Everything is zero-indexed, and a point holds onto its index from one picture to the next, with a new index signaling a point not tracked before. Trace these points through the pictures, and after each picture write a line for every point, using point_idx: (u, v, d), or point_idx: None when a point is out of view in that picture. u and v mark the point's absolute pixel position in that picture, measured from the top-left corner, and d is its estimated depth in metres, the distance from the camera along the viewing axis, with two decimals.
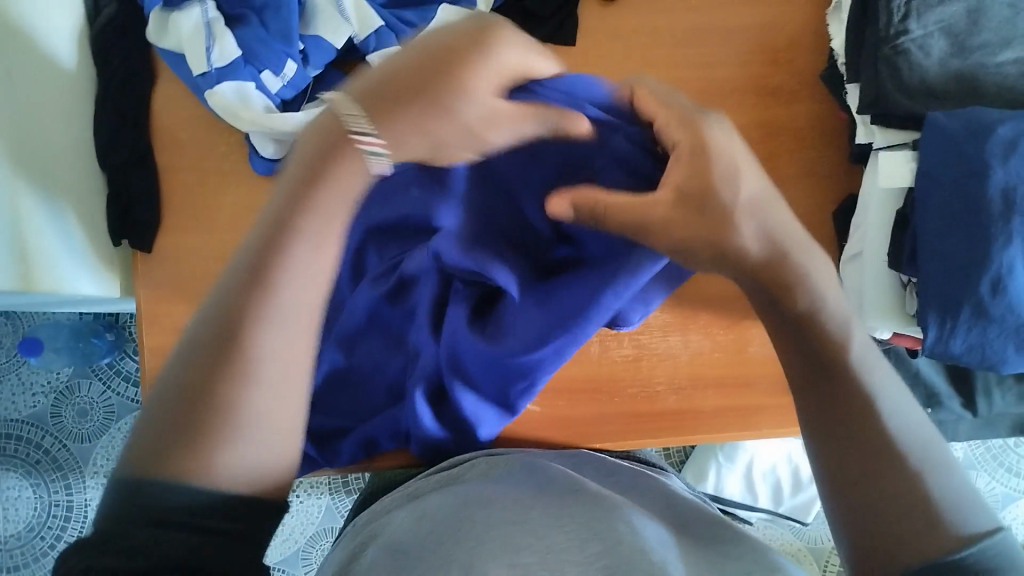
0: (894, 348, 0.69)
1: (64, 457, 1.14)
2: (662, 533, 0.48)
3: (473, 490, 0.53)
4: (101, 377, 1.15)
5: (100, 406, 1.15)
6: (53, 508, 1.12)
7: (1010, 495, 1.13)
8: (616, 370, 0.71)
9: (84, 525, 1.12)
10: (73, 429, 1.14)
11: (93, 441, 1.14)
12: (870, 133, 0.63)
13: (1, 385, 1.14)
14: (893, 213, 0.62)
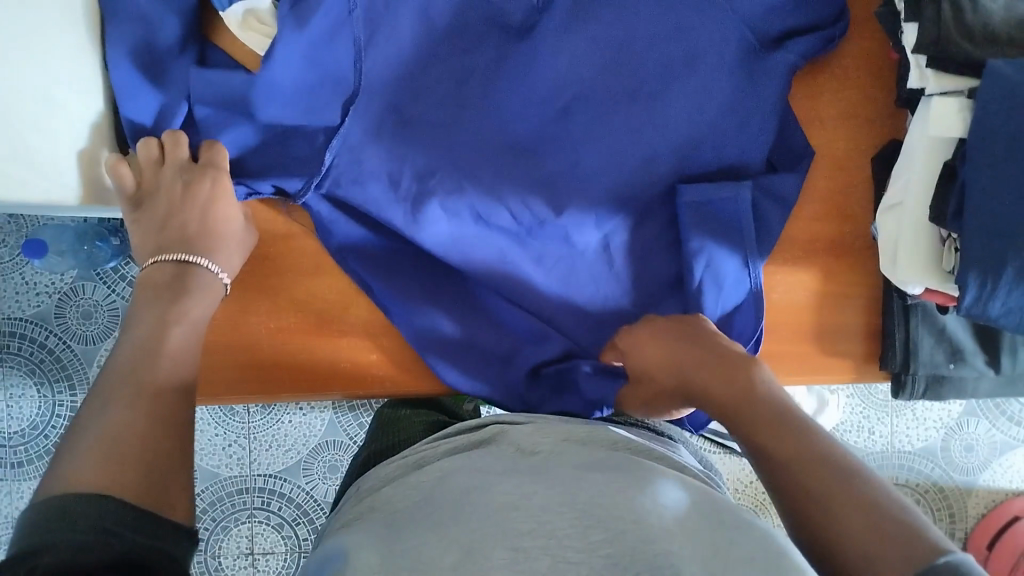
0: (921, 303, 0.67)
1: (67, 357, 1.21)
2: (691, 512, 0.44)
3: (473, 468, 0.50)
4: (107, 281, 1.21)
5: (104, 310, 1.21)
6: (57, 407, 1.20)
7: (1009, 443, 1.14)
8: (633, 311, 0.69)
9: None
10: (75, 329, 1.21)
11: (94, 344, 1.20)
12: (925, 78, 0.59)
13: (6, 283, 1.20)
14: (940, 163, 0.59)
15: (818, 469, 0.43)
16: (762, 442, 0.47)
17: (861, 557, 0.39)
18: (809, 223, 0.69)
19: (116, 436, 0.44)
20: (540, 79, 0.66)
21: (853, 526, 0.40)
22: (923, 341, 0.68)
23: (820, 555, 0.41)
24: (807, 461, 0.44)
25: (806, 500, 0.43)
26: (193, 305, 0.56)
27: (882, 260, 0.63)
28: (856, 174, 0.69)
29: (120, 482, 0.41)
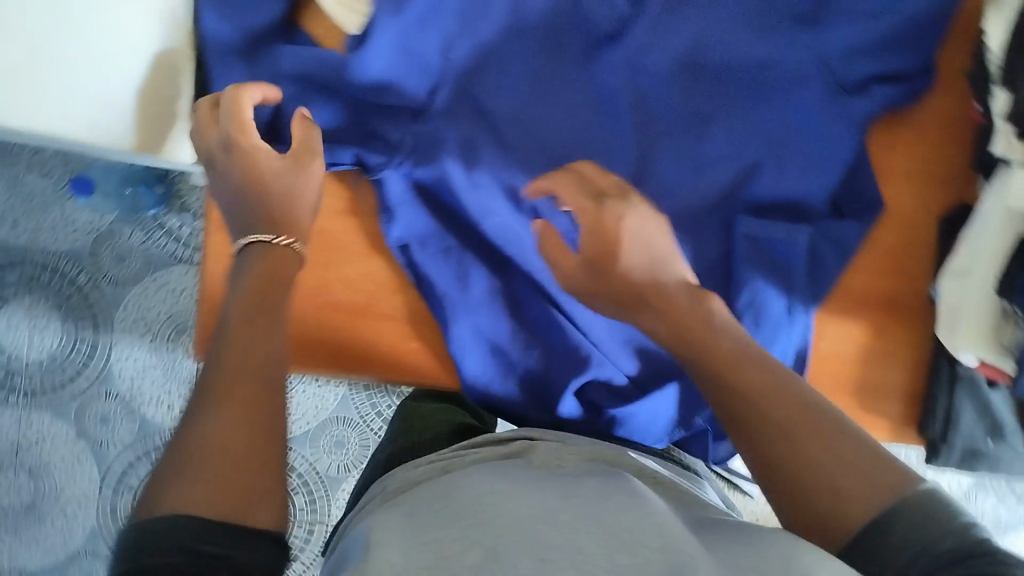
0: (971, 376, 0.66)
1: (95, 296, 1.27)
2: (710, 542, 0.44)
3: (493, 476, 0.50)
4: (145, 227, 1.28)
5: (136, 255, 1.27)
6: (78, 344, 1.26)
7: (1013, 522, 1.11)
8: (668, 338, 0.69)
9: (105, 365, 1.27)
10: (106, 271, 1.27)
11: (122, 287, 1.26)
12: (1010, 147, 0.57)
13: (47, 215, 1.27)
14: (1014, 237, 0.57)
15: (807, 411, 0.45)
16: (726, 370, 0.48)
17: (826, 491, 0.43)
18: (867, 275, 0.67)
19: (207, 443, 0.44)
20: (615, 91, 0.65)
21: (825, 454, 0.44)
22: (965, 413, 0.68)
23: (777, 455, 0.44)
24: (759, 393, 0.46)
25: (799, 427, 0.45)
26: (302, 279, 0.55)
27: (939, 324, 0.62)
28: (921, 233, 0.67)
29: (211, 498, 0.42)
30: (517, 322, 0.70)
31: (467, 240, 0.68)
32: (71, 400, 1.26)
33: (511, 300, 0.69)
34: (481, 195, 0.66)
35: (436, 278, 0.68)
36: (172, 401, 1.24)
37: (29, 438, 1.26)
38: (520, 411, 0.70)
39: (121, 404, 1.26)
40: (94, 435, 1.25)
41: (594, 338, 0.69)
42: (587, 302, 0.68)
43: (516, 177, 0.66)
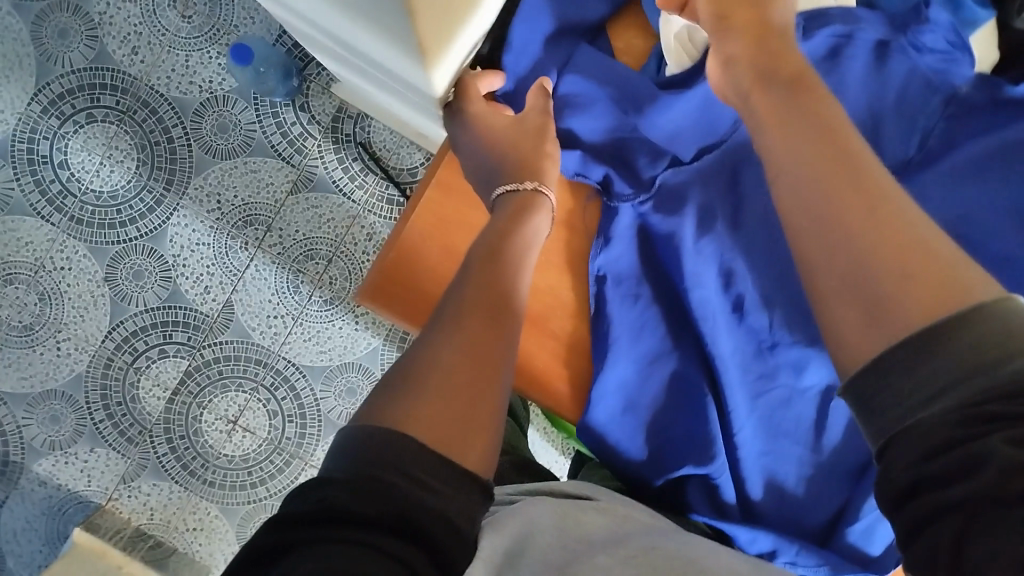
0: None
1: (182, 155, 1.20)
2: None
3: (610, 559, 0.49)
4: (259, 109, 1.20)
5: (240, 133, 1.21)
6: (144, 193, 1.20)
7: None
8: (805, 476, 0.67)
9: (161, 225, 1.20)
10: (205, 136, 1.21)
11: (215, 158, 1.21)
12: None
13: (169, 56, 1.20)
14: None
15: (865, 184, 0.42)
16: (847, 214, 0.41)
17: (880, 308, 0.39)
18: None
19: (437, 369, 0.44)
20: None
21: (917, 279, 0.38)
22: None
23: (870, 344, 0.38)
24: (861, 215, 0.41)
25: (888, 273, 0.39)
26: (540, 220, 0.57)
27: None
28: None
29: (438, 424, 0.41)
30: (669, 396, 0.67)
31: (656, 298, 0.66)
32: (112, 244, 1.20)
33: (679, 374, 0.66)
34: (694, 261, 0.64)
35: (611, 318, 0.65)
36: (219, 286, 1.21)
37: (54, 263, 1.19)
38: (634, 476, 0.68)
39: (160, 269, 1.20)
40: (124, 288, 1.20)
41: (738, 443, 0.66)
42: (747, 409, 0.66)
43: (738, 263, 0.65)
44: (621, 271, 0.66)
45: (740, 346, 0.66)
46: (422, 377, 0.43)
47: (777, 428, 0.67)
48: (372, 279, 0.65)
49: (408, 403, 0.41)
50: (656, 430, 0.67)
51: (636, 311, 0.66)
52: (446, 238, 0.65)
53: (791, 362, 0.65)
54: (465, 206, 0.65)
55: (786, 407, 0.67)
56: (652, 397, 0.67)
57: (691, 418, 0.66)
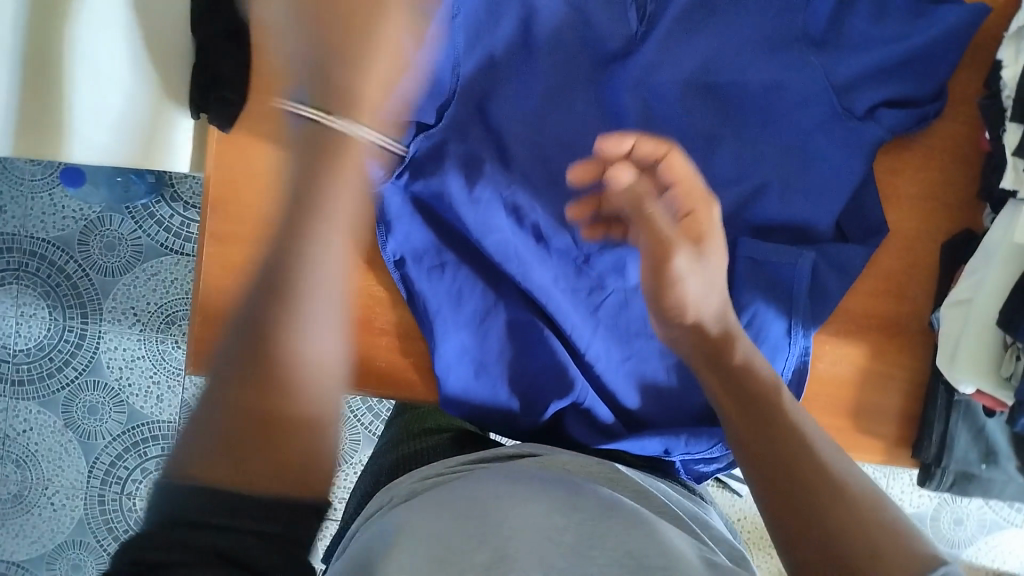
0: (967, 400, 0.66)
1: (85, 286, 1.17)
2: (703, 551, 0.44)
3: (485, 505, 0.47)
4: (135, 217, 1.16)
5: (128, 245, 1.17)
6: (66, 333, 1.17)
7: (999, 523, 1.14)
8: (675, 367, 0.66)
9: (93, 356, 1.17)
10: (97, 260, 1.17)
11: (115, 277, 1.17)
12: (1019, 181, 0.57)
13: (33, 201, 1.17)
14: (1016, 271, 0.58)
15: (784, 450, 0.47)
16: (841, 530, 0.42)
17: (840, 536, 0.42)
18: (865, 300, 0.67)
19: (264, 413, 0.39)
20: (624, 109, 0.65)
21: (876, 562, 0.40)
22: (959, 437, 0.67)
23: None
24: (844, 509, 0.43)
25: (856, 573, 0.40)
26: (333, 246, 0.43)
27: (938, 351, 0.62)
28: (925, 259, 0.67)
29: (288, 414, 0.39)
30: (515, 347, 0.67)
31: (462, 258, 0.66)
32: (57, 393, 1.17)
33: (513, 321, 0.67)
34: (485, 210, 0.64)
35: (424, 294, 0.65)
36: (169, 391, 1.17)
37: (17, 428, 1.18)
38: (514, 431, 0.68)
39: (110, 397, 1.17)
40: (84, 427, 1.17)
41: (590, 360, 0.67)
42: (589, 325, 0.66)
43: (518, 195, 0.65)
44: (416, 245, 0.66)
45: (557, 271, 0.66)
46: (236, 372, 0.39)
47: (623, 335, 0.67)
48: (190, 346, 0.65)
49: (209, 420, 0.38)
50: (513, 378, 0.67)
51: (448, 278, 0.66)
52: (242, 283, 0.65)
53: (607, 264, 0.66)
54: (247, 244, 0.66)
55: (623, 310, 0.66)
56: (498, 353, 0.67)
57: (535, 353, 0.67)
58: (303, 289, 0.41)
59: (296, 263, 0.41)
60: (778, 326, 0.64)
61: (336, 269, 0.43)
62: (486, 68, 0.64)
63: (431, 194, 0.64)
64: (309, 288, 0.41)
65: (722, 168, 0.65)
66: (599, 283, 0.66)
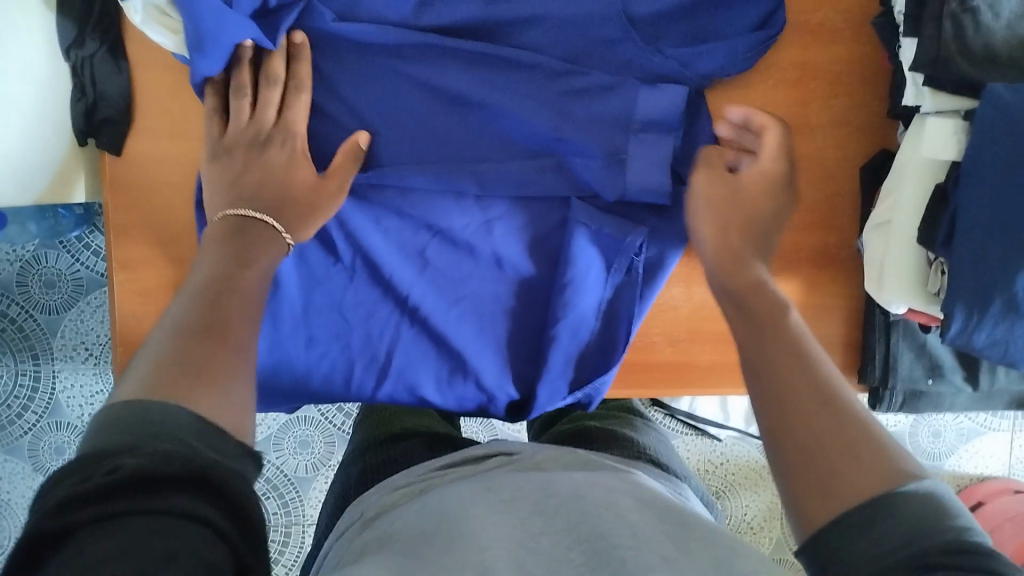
0: (904, 319, 0.66)
1: (32, 328, 1.14)
2: (661, 528, 0.43)
3: (452, 512, 0.45)
4: (70, 250, 1.13)
5: (68, 280, 1.14)
6: (20, 378, 1.14)
7: (976, 430, 1.15)
8: (522, 332, 0.67)
9: (52, 397, 1.14)
10: (39, 300, 1.14)
11: (61, 314, 1.14)
12: (919, 96, 0.56)
13: None
14: (930, 185, 0.57)
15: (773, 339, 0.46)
16: (816, 404, 0.41)
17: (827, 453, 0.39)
18: (792, 234, 0.66)
19: (166, 360, 0.39)
20: (516, 75, 0.63)
21: (855, 470, 0.39)
22: (902, 357, 0.67)
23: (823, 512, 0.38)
24: (821, 401, 0.41)
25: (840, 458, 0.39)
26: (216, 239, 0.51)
27: (866, 278, 0.61)
28: (844, 185, 0.66)
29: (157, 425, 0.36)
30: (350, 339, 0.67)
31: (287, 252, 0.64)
32: (21, 438, 1.14)
33: (343, 309, 0.66)
34: None
35: None
36: None
37: None
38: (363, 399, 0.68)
39: (75, 435, 1.15)
40: (53, 469, 1.15)
41: (438, 328, 0.66)
42: (421, 289, 0.66)
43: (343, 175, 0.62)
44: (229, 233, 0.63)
45: (395, 245, 0.65)
46: (147, 365, 0.39)
47: (463, 299, 0.66)
48: (116, 380, 0.65)
49: (136, 374, 0.39)
50: (360, 349, 0.66)
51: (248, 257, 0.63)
52: (157, 307, 0.65)
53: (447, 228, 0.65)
54: (157, 266, 0.64)
55: (458, 275, 0.66)
56: (327, 329, 0.66)
57: (372, 326, 0.66)
58: (230, 280, 0.46)
59: (236, 283, 0.46)
60: (596, 280, 0.65)
61: (250, 295, 0.47)
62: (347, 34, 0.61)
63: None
64: (252, 277, 0.48)
65: (607, 108, 0.62)
66: (439, 251, 0.65)
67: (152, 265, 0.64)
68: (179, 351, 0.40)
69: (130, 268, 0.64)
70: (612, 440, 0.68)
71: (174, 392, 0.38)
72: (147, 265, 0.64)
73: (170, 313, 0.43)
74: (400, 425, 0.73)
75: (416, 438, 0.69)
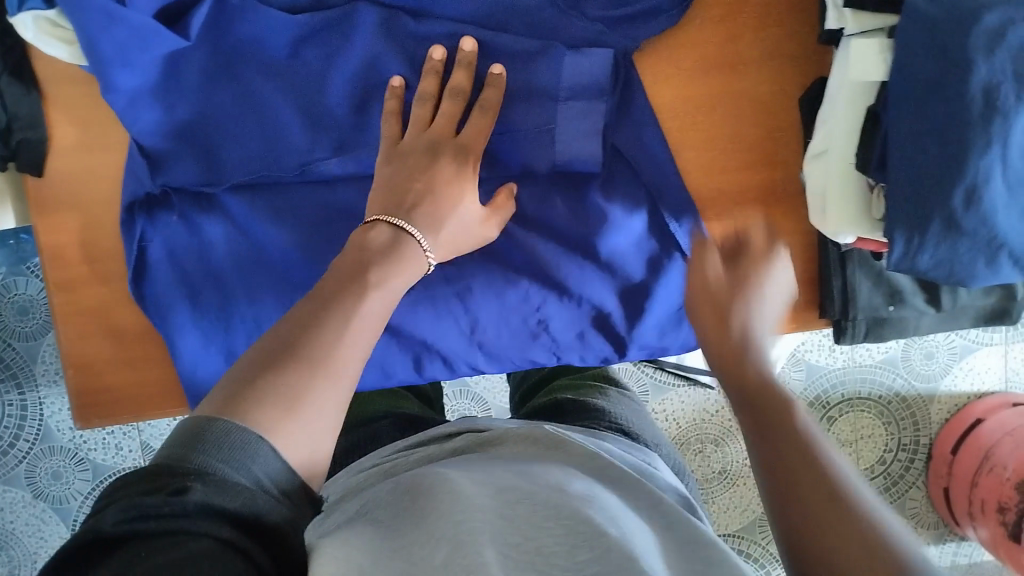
0: (857, 249, 0.65)
1: (11, 356, 1.13)
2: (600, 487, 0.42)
3: (420, 479, 0.44)
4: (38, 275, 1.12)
5: (41, 305, 1.12)
6: (7, 408, 1.13)
7: (970, 347, 1.14)
8: (488, 311, 0.67)
9: (42, 423, 1.14)
10: (14, 328, 1.13)
11: (39, 339, 1.13)
12: (842, 19, 0.55)
13: None
14: (862, 110, 0.56)
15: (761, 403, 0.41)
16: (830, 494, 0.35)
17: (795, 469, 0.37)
18: (737, 175, 0.65)
19: (263, 362, 0.42)
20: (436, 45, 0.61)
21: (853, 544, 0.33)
22: (860, 287, 0.66)
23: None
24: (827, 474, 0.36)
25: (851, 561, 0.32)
26: (354, 292, 0.48)
27: (812, 211, 0.60)
28: (784, 117, 0.65)
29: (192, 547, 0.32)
30: None
31: (227, 254, 0.63)
32: (17, 467, 1.14)
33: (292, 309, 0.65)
34: (247, 204, 0.62)
35: (166, 298, 0.62)
36: (125, 437, 1.14)
37: None
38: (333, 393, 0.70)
39: (69, 458, 1.15)
40: (52, 493, 1.15)
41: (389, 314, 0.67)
42: None
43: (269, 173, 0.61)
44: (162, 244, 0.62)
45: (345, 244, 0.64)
46: (240, 374, 0.42)
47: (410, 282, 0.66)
48: (74, 402, 0.65)
49: (235, 376, 0.42)
50: None
51: (187, 265, 0.63)
52: (105, 325, 0.64)
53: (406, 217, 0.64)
54: (99, 284, 0.63)
55: None
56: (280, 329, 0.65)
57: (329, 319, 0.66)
58: (336, 303, 0.46)
59: (351, 305, 0.47)
60: (542, 242, 0.66)
61: (369, 316, 0.47)
62: (259, 31, 0.59)
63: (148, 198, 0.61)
64: (342, 345, 0.44)
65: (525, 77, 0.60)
66: None
67: (93, 284, 0.63)
68: (275, 357, 0.42)
69: (72, 289, 0.63)
70: (584, 408, 0.68)
71: (237, 410, 0.39)
72: (89, 284, 0.63)
73: (280, 326, 0.45)
74: (373, 409, 0.72)
75: (386, 421, 0.69)
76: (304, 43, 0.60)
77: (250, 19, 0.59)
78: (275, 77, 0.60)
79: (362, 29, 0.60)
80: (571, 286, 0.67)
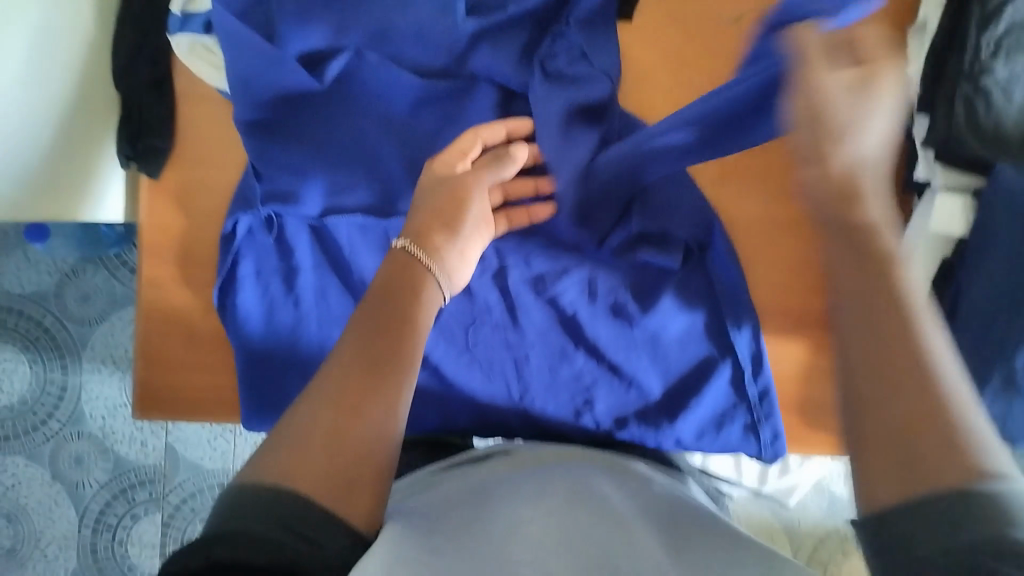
0: None
1: (64, 337, 1.17)
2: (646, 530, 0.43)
3: (477, 502, 0.46)
4: (107, 265, 1.16)
5: (103, 294, 1.17)
6: (48, 385, 1.17)
7: None
8: (540, 382, 0.68)
9: (76, 406, 1.17)
10: (73, 311, 1.17)
11: (93, 326, 1.17)
12: (931, 171, 0.57)
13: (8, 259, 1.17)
14: (937, 259, 0.58)
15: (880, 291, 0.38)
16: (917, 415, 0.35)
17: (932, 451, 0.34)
18: (802, 298, 0.67)
19: (318, 398, 0.42)
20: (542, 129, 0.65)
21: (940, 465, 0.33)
22: None
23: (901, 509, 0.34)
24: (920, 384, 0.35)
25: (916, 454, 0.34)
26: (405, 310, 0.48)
27: None
28: None
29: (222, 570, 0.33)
30: None
31: (309, 283, 0.67)
32: (44, 445, 1.17)
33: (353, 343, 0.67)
34: (337, 239, 0.66)
35: (242, 312, 0.65)
36: (151, 436, 1.16)
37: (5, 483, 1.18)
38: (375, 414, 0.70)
39: (95, 446, 1.17)
40: (71, 477, 1.17)
41: (444, 369, 0.69)
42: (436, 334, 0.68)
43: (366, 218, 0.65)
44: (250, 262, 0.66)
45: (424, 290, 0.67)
46: (303, 420, 0.41)
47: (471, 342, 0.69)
48: (134, 394, 0.68)
49: (299, 412, 0.41)
50: None
51: (269, 286, 0.66)
52: (180, 327, 0.67)
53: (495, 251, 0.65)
54: (183, 288, 0.67)
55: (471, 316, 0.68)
56: None
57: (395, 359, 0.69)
58: (388, 325, 0.46)
59: (399, 330, 0.47)
60: (606, 326, 0.68)
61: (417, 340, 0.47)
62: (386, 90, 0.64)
63: (249, 219, 0.65)
64: (399, 372, 0.44)
65: None
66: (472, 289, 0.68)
67: (178, 287, 0.67)
68: (337, 391, 0.42)
69: (158, 288, 0.67)
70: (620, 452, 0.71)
71: (306, 456, 0.39)
72: (174, 286, 0.67)
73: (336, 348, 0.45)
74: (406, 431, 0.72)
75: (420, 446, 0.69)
76: (423, 107, 0.65)
77: (379, 77, 0.64)
78: (389, 131, 0.65)
79: (479, 105, 0.65)
80: (624, 371, 0.68)
